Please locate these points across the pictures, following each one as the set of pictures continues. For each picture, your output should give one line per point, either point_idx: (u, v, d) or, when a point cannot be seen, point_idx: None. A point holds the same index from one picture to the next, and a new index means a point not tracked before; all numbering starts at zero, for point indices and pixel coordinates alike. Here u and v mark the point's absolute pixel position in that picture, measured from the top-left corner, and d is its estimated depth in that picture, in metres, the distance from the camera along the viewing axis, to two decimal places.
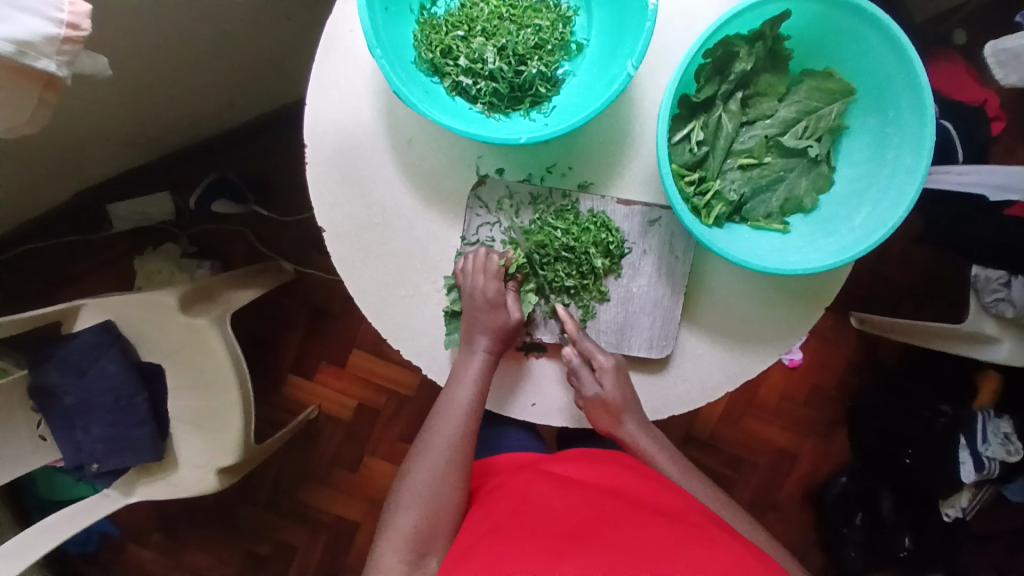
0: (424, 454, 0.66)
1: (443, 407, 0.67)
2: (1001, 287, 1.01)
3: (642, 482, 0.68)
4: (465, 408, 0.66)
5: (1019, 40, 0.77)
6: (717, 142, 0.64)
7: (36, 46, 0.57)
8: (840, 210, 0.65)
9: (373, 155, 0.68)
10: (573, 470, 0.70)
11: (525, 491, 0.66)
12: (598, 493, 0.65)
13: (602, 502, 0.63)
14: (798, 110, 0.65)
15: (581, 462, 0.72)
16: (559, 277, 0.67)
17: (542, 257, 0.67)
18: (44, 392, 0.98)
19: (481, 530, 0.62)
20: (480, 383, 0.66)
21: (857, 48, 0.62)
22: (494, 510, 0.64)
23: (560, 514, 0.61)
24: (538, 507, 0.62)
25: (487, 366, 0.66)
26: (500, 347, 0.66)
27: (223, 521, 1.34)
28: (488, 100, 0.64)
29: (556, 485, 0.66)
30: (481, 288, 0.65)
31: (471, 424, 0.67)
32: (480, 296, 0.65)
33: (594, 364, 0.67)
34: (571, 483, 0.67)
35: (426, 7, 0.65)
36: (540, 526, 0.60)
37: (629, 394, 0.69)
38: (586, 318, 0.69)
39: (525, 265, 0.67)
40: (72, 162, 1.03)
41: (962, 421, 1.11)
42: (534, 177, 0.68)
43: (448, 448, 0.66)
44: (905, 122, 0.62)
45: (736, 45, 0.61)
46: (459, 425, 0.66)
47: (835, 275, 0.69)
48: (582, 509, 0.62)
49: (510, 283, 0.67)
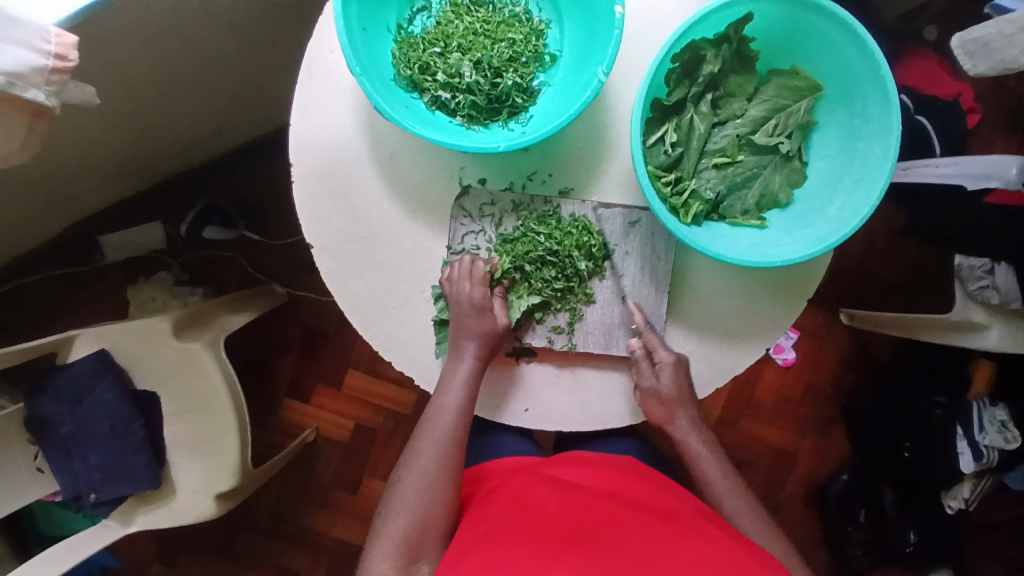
0: (414, 460, 0.66)
1: (432, 414, 0.67)
2: (984, 275, 1.02)
3: (637, 485, 0.69)
4: (454, 413, 0.66)
5: (985, 30, 0.80)
6: (691, 143, 0.66)
7: (24, 76, 0.59)
8: (815, 202, 0.67)
9: (357, 170, 0.69)
10: (569, 472, 0.71)
11: (522, 494, 0.66)
12: (592, 494, 0.66)
13: (598, 502, 0.64)
14: (767, 109, 0.67)
15: (578, 465, 0.73)
16: (545, 281, 0.68)
17: (529, 264, 0.68)
18: (40, 423, 0.99)
19: (478, 531, 0.62)
20: (468, 388, 0.67)
21: (821, 45, 0.64)
22: (492, 512, 0.65)
23: (557, 516, 0.62)
24: (536, 510, 0.63)
25: (475, 372, 0.67)
26: (488, 353, 0.67)
27: (223, 549, 1.33)
28: (467, 112, 0.66)
29: (552, 487, 0.67)
30: (467, 294, 0.66)
31: (461, 431, 0.67)
32: (467, 302, 0.66)
33: (655, 357, 0.69)
34: (568, 484, 0.67)
35: (404, 27, 0.68)
36: (538, 526, 0.60)
37: (683, 388, 0.70)
38: (574, 321, 0.69)
39: (512, 271, 0.68)
40: (63, 193, 1.05)
41: (957, 411, 1.11)
42: (515, 185, 0.70)
43: (437, 454, 0.66)
44: (872, 114, 0.63)
45: (703, 48, 0.63)
46: (448, 431, 0.67)
47: (815, 268, 0.71)
48: (579, 512, 0.62)
49: (497, 288, 0.68)
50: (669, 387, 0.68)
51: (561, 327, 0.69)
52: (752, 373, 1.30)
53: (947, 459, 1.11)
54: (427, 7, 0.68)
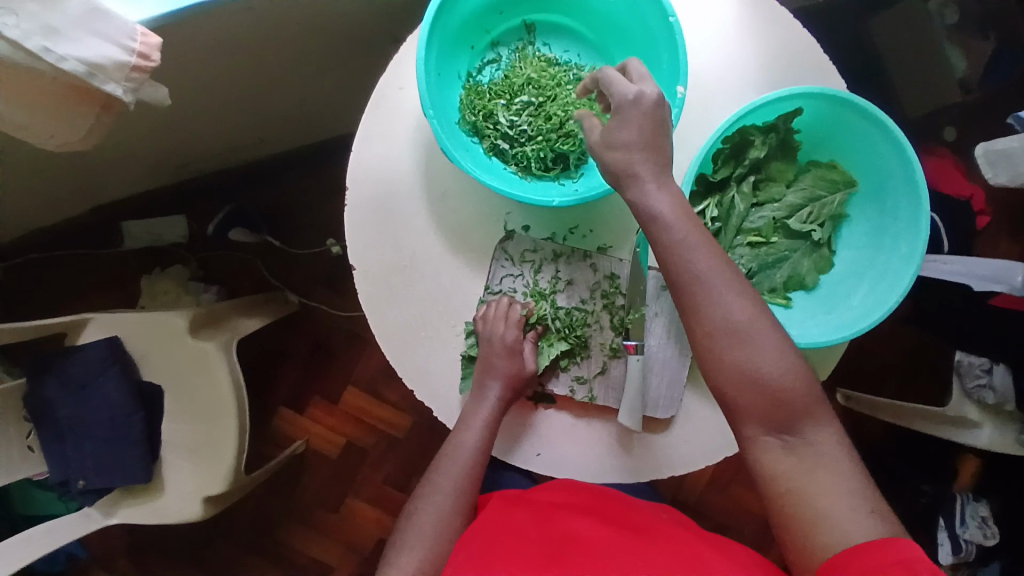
0: (432, 494, 0.67)
1: (451, 451, 0.68)
2: (982, 374, 1.06)
3: (624, 513, 0.68)
4: (472, 449, 0.68)
5: (1009, 143, 0.86)
6: (730, 219, 0.69)
7: (105, 70, 0.60)
8: (840, 289, 0.70)
9: (409, 203, 0.72)
10: (555, 497, 0.69)
11: (504, 523, 0.66)
12: (584, 516, 0.66)
13: (580, 532, 0.63)
14: (803, 197, 0.70)
15: (566, 490, 0.70)
16: (573, 330, 0.72)
17: (561, 320, 0.72)
18: (39, 405, 0.98)
19: (462, 558, 0.61)
20: (489, 429, 0.68)
21: (861, 145, 0.68)
22: (475, 539, 0.64)
23: (542, 548, 0.61)
24: (519, 541, 0.62)
25: (496, 414, 0.68)
26: (509, 398, 0.68)
27: (194, 553, 1.31)
28: (522, 162, 0.69)
29: (544, 512, 0.67)
30: (500, 334, 0.69)
31: (476, 469, 0.68)
32: (499, 342, 0.68)
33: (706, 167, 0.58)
34: (551, 514, 0.66)
35: (473, 75, 0.71)
36: (520, 561, 0.59)
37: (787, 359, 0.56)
38: (598, 373, 0.71)
39: (544, 318, 0.72)
40: (98, 177, 1.06)
41: (942, 500, 1.17)
42: (556, 236, 0.72)
43: (454, 491, 0.67)
44: (902, 214, 0.67)
45: (752, 134, 0.67)
46: (465, 468, 0.68)
47: (830, 352, 0.73)
48: (564, 542, 0.62)
49: (530, 334, 0.71)
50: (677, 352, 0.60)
51: (583, 378, 0.71)
52: None
53: None
54: (496, 60, 0.73)
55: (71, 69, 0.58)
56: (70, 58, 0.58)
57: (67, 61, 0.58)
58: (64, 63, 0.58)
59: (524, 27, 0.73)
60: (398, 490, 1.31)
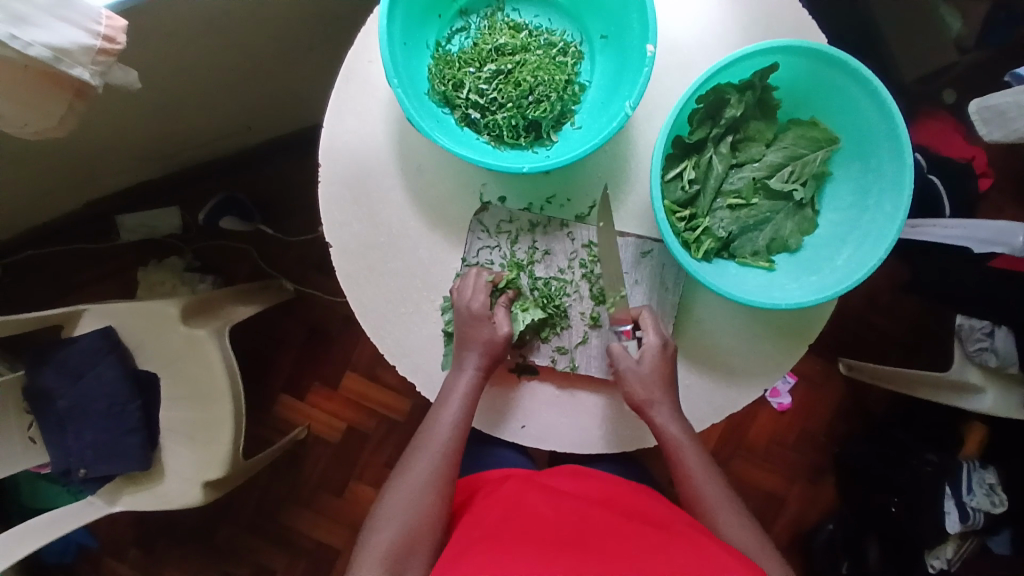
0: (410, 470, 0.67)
1: (430, 430, 0.68)
2: (984, 336, 1.03)
3: (635, 499, 0.68)
4: (451, 427, 0.67)
5: (1003, 99, 0.82)
6: (708, 182, 0.68)
7: (71, 54, 0.59)
8: (824, 250, 0.69)
9: (383, 177, 0.71)
10: (568, 482, 0.69)
11: (516, 502, 0.65)
12: (586, 502, 0.65)
13: (592, 512, 0.63)
14: (784, 156, 0.68)
15: (577, 477, 0.71)
16: (551, 300, 0.71)
17: (535, 288, 0.71)
18: (38, 394, 0.99)
19: (474, 540, 0.61)
20: (466, 406, 0.67)
21: (841, 100, 0.67)
22: (485, 521, 0.63)
23: (555, 524, 0.61)
24: (531, 518, 0.62)
25: (478, 384, 0.68)
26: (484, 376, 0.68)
27: (203, 539, 1.33)
28: (495, 131, 0.68)
29: (545, 495, 0.66)
30: (468, 301, 0.68)
31: (454, 448, 0.68)
32: (466, 309, 0.68)
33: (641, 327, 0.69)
34: (563, 495, 0.66)
35: (442, 45, 0.70)
36: (534, 535, 0.59)
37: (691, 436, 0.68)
38: (579, 343, 0.71)
39: (515, 282, 0.70)
40: (87, 170, 1.06)
41: (948, 470, 1.10)
42: (533, 206, 0.71)
43: (435, 462, 0.67)
44: (886, 171, 0.66)
45: (727, 93, 0.66)
46: (446, 441, 0.67)
47: (816, 315, 0.72)
48: (575, 520, 0.61)
49: (501, 298, 0.70)
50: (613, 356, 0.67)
51: (564, 348, 0.71)
52: (746, 414, 1.29)
53: (933, 516, 1.09)
54: (465, 29, 0.71)
55: (38, 55, 0.57)
56: (37, 43, 0.56)
57: (33, 47, 0.56)
58: (30, 49, 0.56)
59: None
60: None
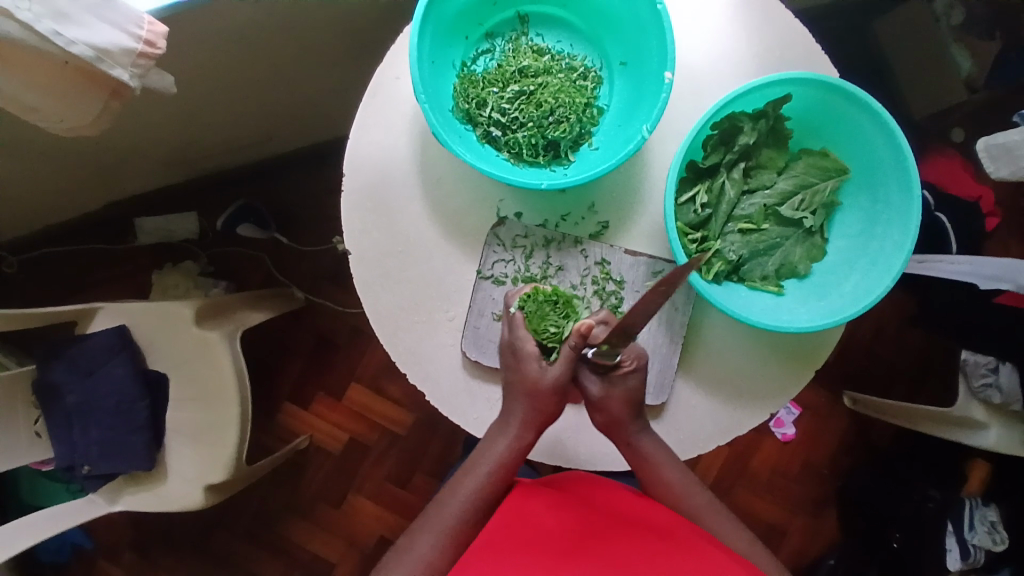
0: (435, 515, 0.65)
1: (464, 478, 0.67)
2: (988, 372, 1.05)
3: (638, 501, 0.68)
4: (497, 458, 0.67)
5: (1010, 137, 0.84)
6: (720, 206, 0.70)
7: (113, 55, 0.62)
8: (831, 277, 0.70)
9: (403, 189, 0.73)
10: (573, 489, 0.69)
11: (521, 508, 0.65)
12: (590, 510, 0.65)
13: (595, 520, 0.63)
14: (795, 184, 0.70)
15: (583, 482, 0.71)
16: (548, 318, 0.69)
17: (552, 333, 0.68)
18: (48, 389, 1.01)
19: (479, 546, 0.62)
20: (503, 463, 0.67)
21: (852, 132, 0.69)
22: (491, 527, 0.64)
23: (559, 534, 0.61)
24: (535, 527, 0.62)
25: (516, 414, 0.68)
26: (529, 432, 0.67)
27: (197, 545, 1.32)
28: (514, 149, 0.70)
29: (550, 501, 0.66)
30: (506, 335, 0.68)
31: (486, 500, 0.67)
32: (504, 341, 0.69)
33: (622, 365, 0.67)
34: (568, 502, 0.66)
35: (467, 65, 0.73)
36: (538, 546, 0.59)
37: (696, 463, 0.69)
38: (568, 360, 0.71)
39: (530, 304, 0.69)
40: (111, 172, 1.09)
41: (949, 506, 1.12)
42: (549, 223, 0.73)
43: (473, 489, 0.67)
44: (893, 202, 0.67)
45: (741, 121, 0.68)
46: (490, 470, 0.67)
47: (824, 341, 0.73)
48: (579, 529, 0.62)
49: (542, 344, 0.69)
50: (635, 383, 0.67)
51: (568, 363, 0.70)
52: (750, 443, 1.29)
53: (935, 552, 1.11)
54: (490, 51, 0.74)
55: (80, 53, 0.59)
56: (79, 42, 0.59)
57: (76, 45, 0.59)
58: (72, 47, 0.58)
59: (517, 18, 0.74)
60: (399, 487, 1.32)
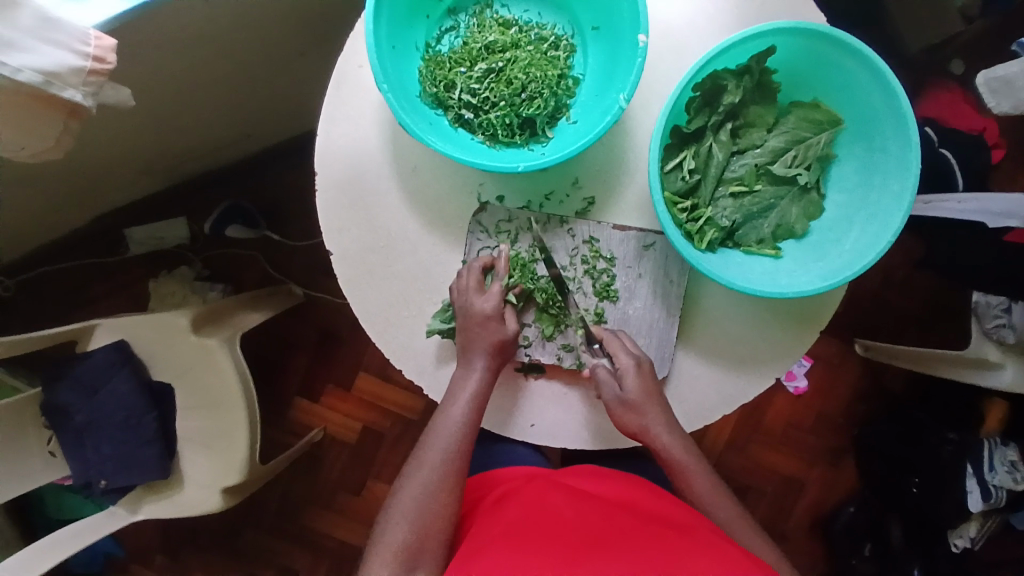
0: (416, 471, 0.65)
1: (438, 425, 0.67)
2: (1001, 312, 1.01)
3: (653, 499, 0.68)
4: (461, 423, 0.66)
5: (1009, 69, 0.79)
6: (709, 170, 0.67)
7: (61, 77, 0.59)
8: (830, 235, 0.68)
9: (379, 181, 0.71)
10: (584, 485, 0.69)
11: (536, 501, 0.65)
12: (606, 504, 0.65)
13: (613, 514, 0.63)
14: (786, 140, 0.67)
15: (593, 479, 0.71)
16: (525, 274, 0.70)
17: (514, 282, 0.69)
18: (56, 410, 1.01)
19: (493, 532, 0.61)
20: (475, 401, 0.67)
21: (844, 80, 0.65)
22: (504, 516, 0.64)
23: (575, 524, 0.61)
24: (553, 515, 0.62)
25: (482, 385, 0.67)
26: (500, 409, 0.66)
27: (227, 543, 1.35)
28: (488, 130, 0.67)
29: (565, 494, 0.66)
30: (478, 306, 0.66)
31: (465, 445, 0.67)
32: (475, 314, 0.66)
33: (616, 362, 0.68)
34: (582, 496, 0.66)
35: (431, 45, 0.70)
36: (554, 533, 0.59)
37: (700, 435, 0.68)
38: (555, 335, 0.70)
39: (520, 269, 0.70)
40: (91, 187, 1.07)
41: (968, 447, 1.07)
42: (532, 204, 0.71)
43: (442, 464, 0.65)
44: (891, 151, 0.64)
45: (724, 79, 0.64)
46: (453, 440, 0.66)
47: (827, 300, 0.71)
48: (597, 520, 0.62)
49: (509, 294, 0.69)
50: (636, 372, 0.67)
51: (569, 346, 0.70)
52: (761, 400, 1.28)
53: (955, 496, 1.07)
54: (455, 27, 0.71)
55: (28, 80, 0.57)
56: (26, 69, 0.56)
57: (23, 73, 0.56)
58: (19, 74, 0.56)
59: None
60: None
